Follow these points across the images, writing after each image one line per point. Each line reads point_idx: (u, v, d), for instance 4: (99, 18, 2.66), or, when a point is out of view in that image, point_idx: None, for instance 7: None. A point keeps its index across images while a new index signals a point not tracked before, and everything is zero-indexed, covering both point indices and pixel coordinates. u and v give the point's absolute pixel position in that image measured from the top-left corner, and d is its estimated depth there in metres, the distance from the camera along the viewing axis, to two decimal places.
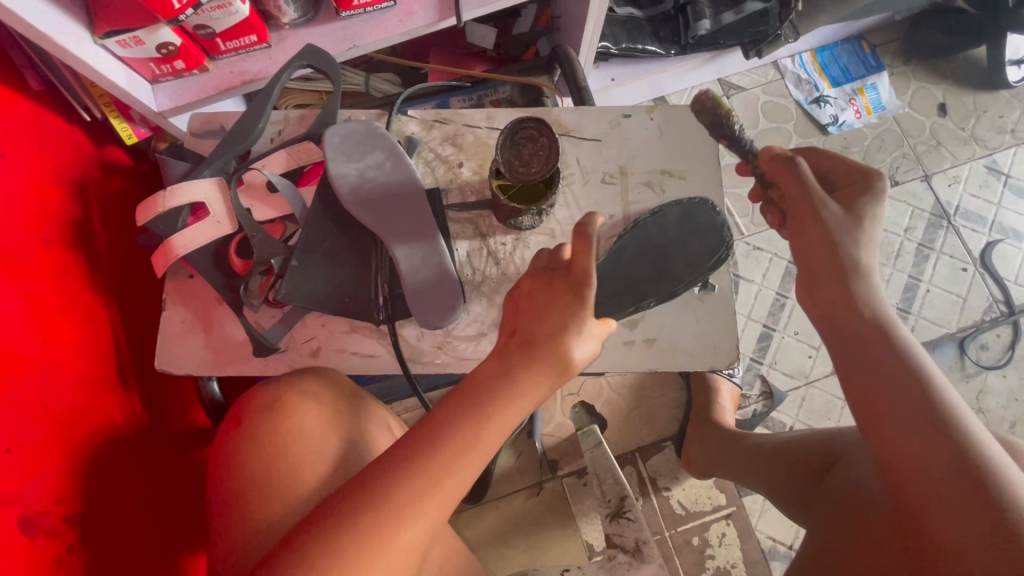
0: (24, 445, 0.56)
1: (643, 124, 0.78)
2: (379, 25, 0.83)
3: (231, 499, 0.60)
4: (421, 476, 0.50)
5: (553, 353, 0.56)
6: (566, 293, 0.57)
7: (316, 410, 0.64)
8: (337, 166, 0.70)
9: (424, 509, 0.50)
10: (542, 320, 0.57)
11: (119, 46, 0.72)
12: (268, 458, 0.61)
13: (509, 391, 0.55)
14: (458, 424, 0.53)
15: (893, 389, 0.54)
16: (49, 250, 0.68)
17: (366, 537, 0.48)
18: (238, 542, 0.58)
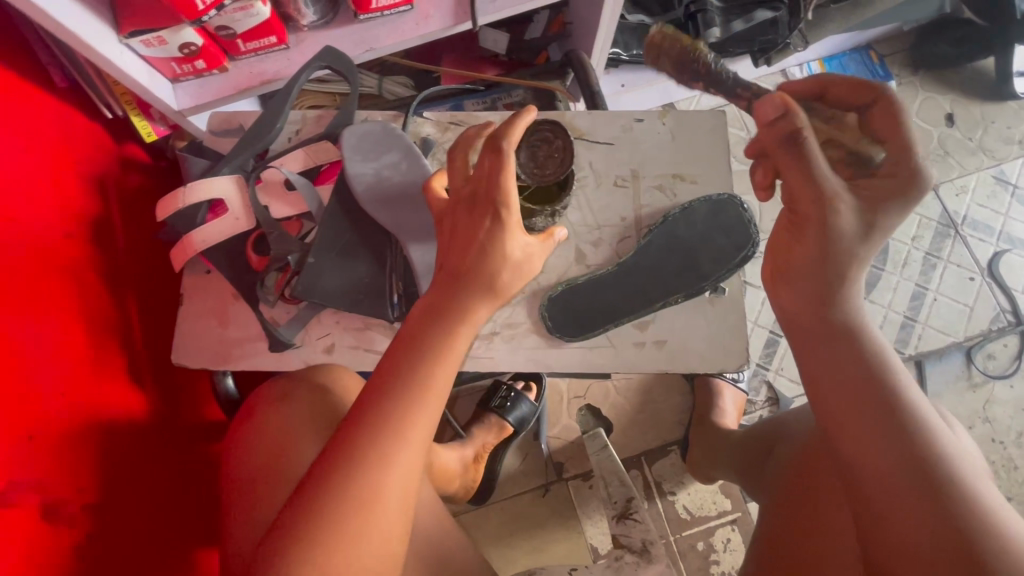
0: (45, 433, 0.57)
1: (655, 129, 0.79)
2: (395, 29, 0.85)
3: (241, 484, 0.61)
4: (392, 426, 0.49)
5: (480, 281, 0.54)
6: (485, 219, 0.54)
7: (315, 396, 0.65)
8: (355, 166, 0.72)
9: (400, 459, 0.48)
10: (467, 251, 0.55)
11: (143, 46, 0.73)
12: (273, 445, 0.62)
13: (454, 332, 0.54)
14: (422, 372, 0.52)
15: (848, 374, 0.54)
16: (71, 244, 0.69)
17: (351, 493, 0.46)
18: (246, 530, 0.58)
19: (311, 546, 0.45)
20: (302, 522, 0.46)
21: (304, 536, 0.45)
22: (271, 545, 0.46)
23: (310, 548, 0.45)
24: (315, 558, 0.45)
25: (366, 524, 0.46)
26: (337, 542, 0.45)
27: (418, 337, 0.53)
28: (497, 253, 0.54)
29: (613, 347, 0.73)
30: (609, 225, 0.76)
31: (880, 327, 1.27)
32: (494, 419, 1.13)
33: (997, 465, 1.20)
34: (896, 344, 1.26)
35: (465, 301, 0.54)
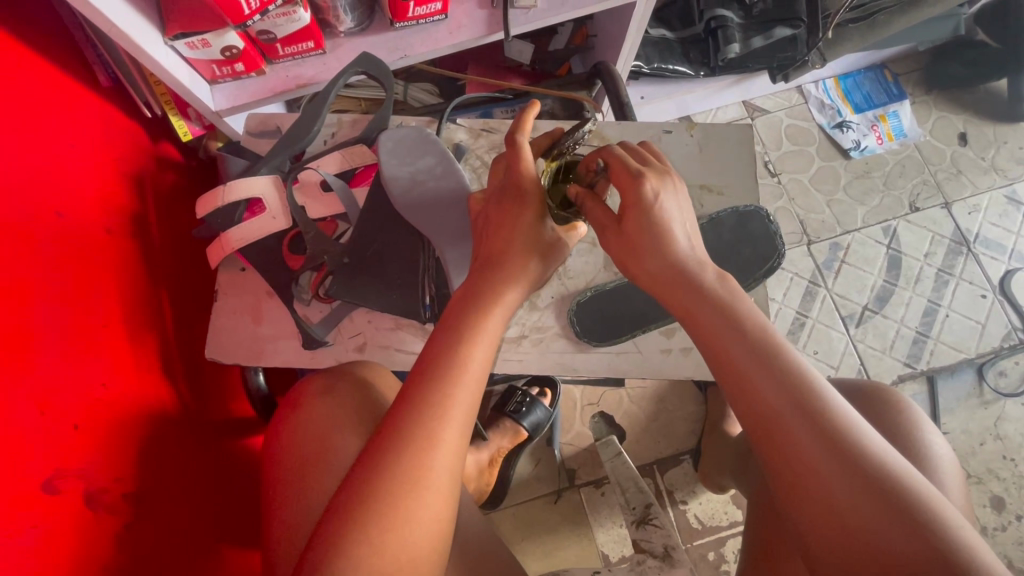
0: (88, 423, 0.58)
1: (683, 141, 0.81)
2: (429, 37, 0.87)
3: (288, 474, 0.62)
4: (435, 406, 0.50)
5: (516, 264, 0.58)
6: (522, 212, 0.60)
7: (355, 391, 0.66)
8: (391, 169, 0.73)
9: (445, 438, 0.49)
10: (499, 238, 0.60)
11: (187, 48, 0.75)
12: (320, 436, 0.63)
13: (489, 317, 0.56)
14: (463, 355, 0.53)
15: (723, 332, 0.53)
16: (113, 238, 0.70)
17: (401, 470, 0.47)
18: (294, 520, 0.59)
19: (367, 522, 0.46)
20: (358, 499, 0.47)
21: (359, 512, 0.46)
22: (330, 524, 0.47)
23: (366, 525, 0.46)
24: (372, 536, 0.45)
25: (417, 501, 0.47)
26: (392, 518, 0.46)
27: (455, 322, 0.55)
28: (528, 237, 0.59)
29: (639, 353, 0.74)
30: None
31: (893, 342, 1.28)
32: (509, 424, 1.13)
33: (1008, 482, 1.21)
34: (908, 359, 1.27)
35: (495, 281, 0.57)
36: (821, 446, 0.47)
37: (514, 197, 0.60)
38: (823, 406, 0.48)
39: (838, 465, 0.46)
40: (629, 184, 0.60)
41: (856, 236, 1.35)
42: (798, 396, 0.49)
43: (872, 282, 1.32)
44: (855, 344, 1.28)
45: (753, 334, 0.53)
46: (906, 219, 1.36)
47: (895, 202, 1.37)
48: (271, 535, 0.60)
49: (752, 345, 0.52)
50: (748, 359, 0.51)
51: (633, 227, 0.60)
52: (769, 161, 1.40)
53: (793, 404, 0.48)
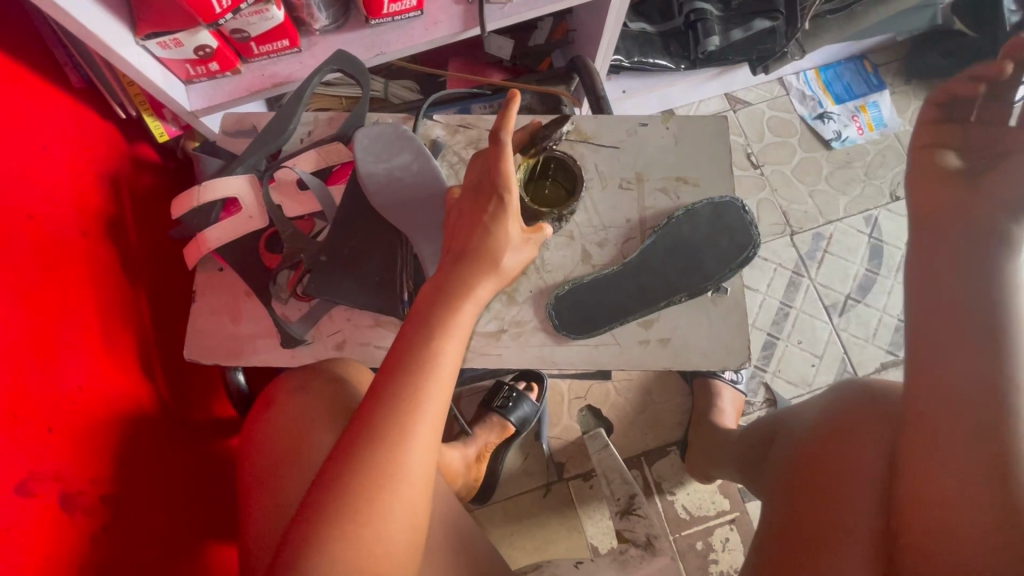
0: (63, 427, 0.58)
1: (659, 134, 0.81)
2: (405, 34, 0.86)
3: (264, 473, 0.62)
4: (409, 399, 0.50)
5: (484, 257, 0.58)
6: (491, 206, 0.60)
7: (330, 384, 0.67)
8: (367, 166, 0.73)
9: (419, 431, 0.50)
10: (471, 238, 0.59)
11: (159, 48, 0.74)
12: (294, 434, 0.64)
13: (461, 311, 0.56)
14: (434, 349, 0.53)
15: None
16: (87, 241, 0.70)
17: (374, 464, 0.48)
18: (269, 518, 0.59)
19: (341, 519, 0.46)
20: (331, 493, 0.47)
21: (332, 507, 0.46)
22: (304, 519, 0.47)
23: (341, 519, 0.46)
24: (347, 532, 0.46)
25: (390, 495, 0.47)
26: (366, 511, 0.47)
27: (427, 314, 0.55)
28: (500, 232, 0.59)
29: (617, 345, 0.75)
30: (614, 226, 0.78)
31: (876, 330, 1.30)
32: (496, 419, 1.13)
33: None
34: (891, 347, 1.28)
35: (465, 274, 0.58)
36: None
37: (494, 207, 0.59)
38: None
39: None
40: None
41: (838, 226, 1.36)
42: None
43: (854, 271, 1.33)
44: (839, 333, 1.29)
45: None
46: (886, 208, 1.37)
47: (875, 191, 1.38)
48: (248, 536, 0.60)
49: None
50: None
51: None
52: (751, 153, 1.40)
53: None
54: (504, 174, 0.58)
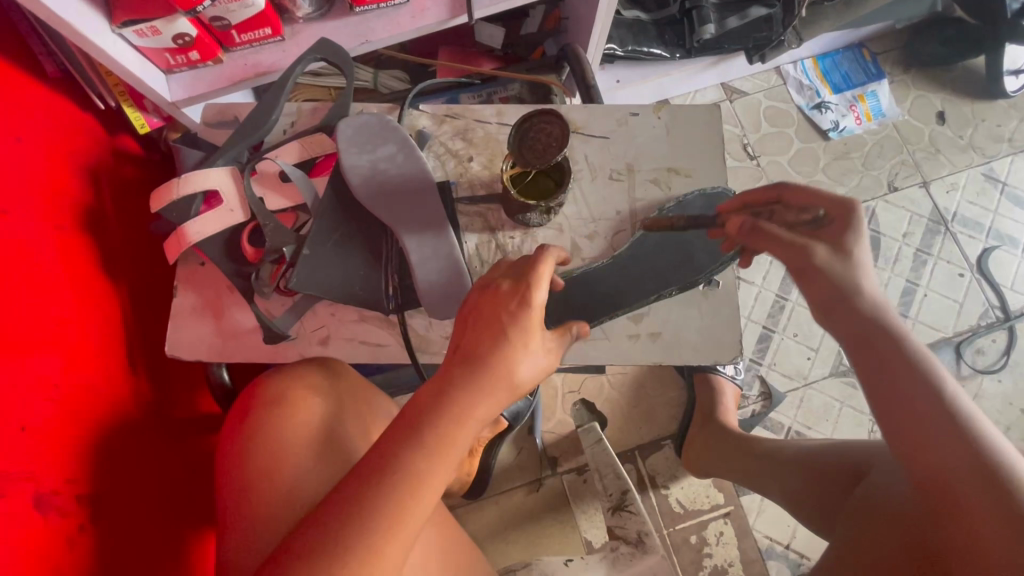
0: (38, 426, 0.56)
1: (650, 123, 0.79)
2: (391, 21, 0.84)
3: (235, 488, 0.61)
4: (419, 474, 0.52)
5: (523, 336, 0.55)
6: (531, 292, 0.55)
7: (317, 402, 0.66)
8: (350, 158, 0.71)
9: (418, 505, 0.52)
10: (506, 316, 0.55)
11: (136, 36, 0.72)
12: (270, 456, 0.61)
13: (491, 391, 0.54)
14: (455, 429, 0.54)
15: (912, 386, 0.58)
16: (65, 236, 0.68)
17: (371, 532, 0.50)
18: (238, 540, 0.58)
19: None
20: (328, 539, 0.49)
21: (328, 553, 0.49)
22: (290, 557, 0.49)
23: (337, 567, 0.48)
24: None
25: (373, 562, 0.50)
26: (362, 561, 0.49)
27: (456, 385, 0.54)
28: (540, 313, 0.56)
29: (607, 339, 0.74)
30: (604, 218, 0.77)
31: None
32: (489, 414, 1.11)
33: None
34: None
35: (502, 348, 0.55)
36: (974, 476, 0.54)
37: (518, 293, 0.56)
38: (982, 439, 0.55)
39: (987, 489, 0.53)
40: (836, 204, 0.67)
41: None
42: (957, 428, 0.56)
43: None
44: None
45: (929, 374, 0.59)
46: (884, 199, 1.35)
47: (873, 182, 1.36)
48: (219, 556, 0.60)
49: (924, 381, 0.58)
50: (920, 394, 0.58)
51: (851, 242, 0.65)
52: (748, 144, 1.38)
53: (953, 437, 0.55)
54: (542, 272, 0.57)
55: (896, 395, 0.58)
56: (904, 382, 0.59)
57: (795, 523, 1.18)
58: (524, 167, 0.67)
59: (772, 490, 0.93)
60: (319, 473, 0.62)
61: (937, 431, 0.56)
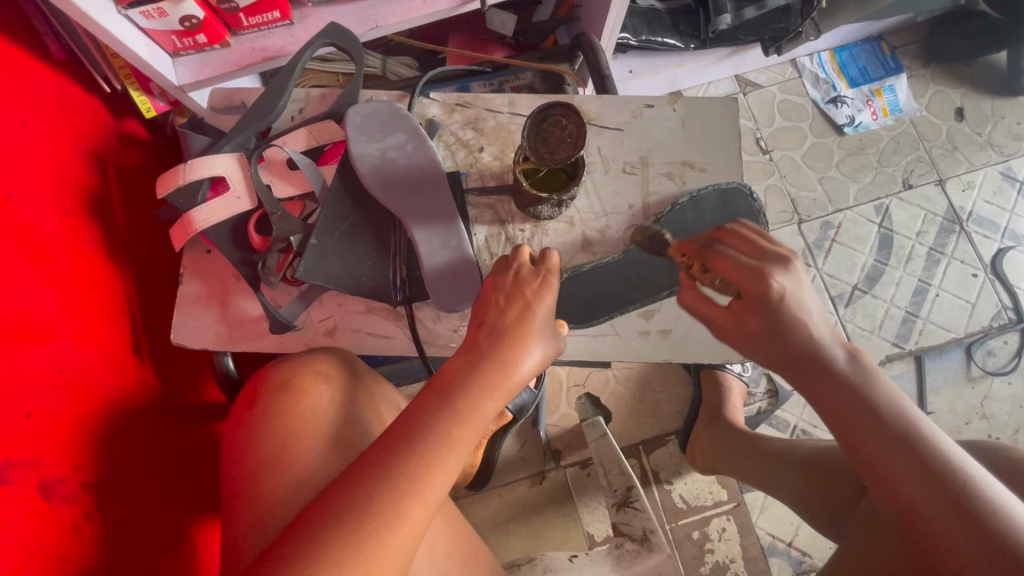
0: (44, 412, 0.56)
1: (666, 115, 0.77)
2: (402, 7, 0.82)
3: (241, 476, 0.60)
4: (440, 443, 0.53)
5: (538, 318, 0.60)
6: (534, 281, 0.62)
7: (326, 389, 0.65)
8: (359, 146, 0.70)
9: (438, 476, 0.52)
10: (511, 308, 0.60)
11: (142, 17, 0.70)
12: (280, 441, 0.61)
13: (507, 368, 0.58)
14: (474, 402, 0.56)
15: (857, 413, 0.53)
16: (70, 221, 0.68)
17: (390, 501, 0.49)
18: (249, 524, 0.57)
19: (347, 546, 0.47)
20: (343, 508, 0.49)
21: (342, 524, 0.48)
22: (303, 529, 0.48)
23: (350, 539, 0.47)
24: (343, 558, 0.47)
25: (393, 533, 0.49)
26: (380, 531, 0.48)
27: (474, 362, 0.58)
28: (547, 300, 0.61)
29: (618, 335, 0.73)
30: (616, 212, 0.75)
31: (882, 322, 1.27)
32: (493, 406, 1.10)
33: None
34: (897, 339, 1.26)
35: (513, 329, 0.59)
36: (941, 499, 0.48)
37: (540, 276, 0.62)
38: (935, 455, 0.50)
39: (955, 513, 0.47)
40: (752, 279, 0.59)
41: (847, 214, 1.32)
42: (909, 447, 0.51)
43: (863, 262, 1.30)
44: (844, 324, 1.27)
45: (870, 392, 0.54)
46: (898, 196, 1.33)
47: (888, 178, 1.34)
48: (227, 542, 0.59)
49: (865, 403, 0.54)
50: (860, 418, 0.53)
51: (757, 323, 0.60)
52: (761, 138, 1.36)
53: (905, 456, 0.50)
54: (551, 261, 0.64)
55: (845, 427, 0.54)
56: (854, 411, 0.54)
57: (799, 521, 1.17)
58: (537, 165, 0.66)
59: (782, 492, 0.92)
60: (327, 460, 0.61)
61: (888, 456, 0.51)
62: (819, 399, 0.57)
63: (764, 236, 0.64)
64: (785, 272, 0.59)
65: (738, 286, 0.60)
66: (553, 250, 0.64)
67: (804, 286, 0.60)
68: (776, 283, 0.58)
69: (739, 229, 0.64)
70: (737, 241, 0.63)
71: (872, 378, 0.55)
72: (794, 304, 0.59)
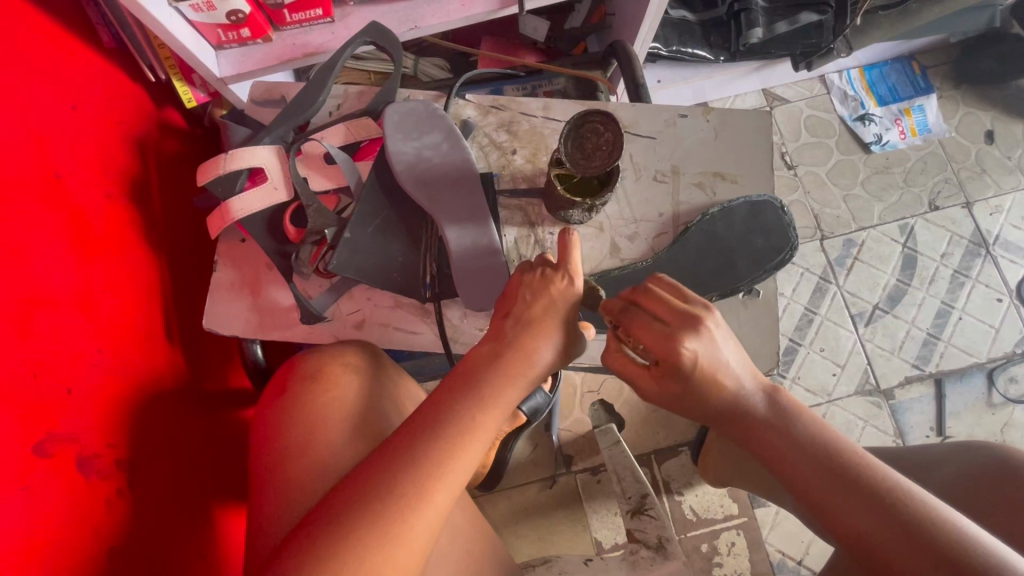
0: (84, 387, 0.58)
1: (699, 126, 0.78)
2: (441, 8, 0.84)
3: (269, 460, 0.61)
4: (465, 430, 0.54)
5: (562, 316, 0.61)
6: (559, 281, 0.62)
7: (353, 378, 0.66)
8: (396, 144, 0.71)
9: (462, 463, 0.53)
10: (535, 305, 0.61)
11: (192, 10, 0.72)
12: (307, 428, 0.62)
13: (530, 362, 0.59)
14: (498, 393, 0.57)
15: (790, 453, 0.50)
16: (112, 204, 0.69)
17: (414, 485, 0.50)
18: (278, 509, 0.58)
19: (373, 531, 0.48)
20: (367, 492, 0.49)
21: (366, 504, 0.49)
22: (329, 510, 0.49)
23: (375, 521, 0.48)
24: (366, 542, 0.47)
25: (418, 517, 0.49)
26: (405, 514, 0.49)
27: (498, 355, 0.59)
28: (573, 299, 0.62)
29: None
30: (645, 219, 0.76)
31: (902, 343, 1.26)
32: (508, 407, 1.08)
33: None
34: (917, 361, 1.25)
35: (539, 324, 0.60)
36: (888, 527, 0.45)
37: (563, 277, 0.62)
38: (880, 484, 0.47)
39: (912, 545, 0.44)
40: (664, 346, 0.54)
41: (871, 233, 1.31)
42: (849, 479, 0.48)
43: (885, 281, 1.29)
44: (863, 343, 1.26)
45: (796, 428, 0.51)
46: (924, 217, 1.32)
47: (913, 199, 1.33)
48: (252, 521, 0.60)
49: (793, 437, 0.51)
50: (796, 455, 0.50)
51: (675, 386, 0.55)
52: (786, 152, 1.36)
53: (842, 486, 0.47)
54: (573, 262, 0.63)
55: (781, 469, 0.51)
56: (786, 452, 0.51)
57: (809, 538, 1.16)
58: (572, 171, 0.66)
59: None
60: (353, 445, 0.62)
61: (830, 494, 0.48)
62: (751, 443, 0.53)
63: (679, 293, 0.58)
64: (696, 337, 0.54)
65: (652, 352, 0.55)
66: (570, 231, 0.62)
67: (720, 349, 0.54)
68: (685, 350, 0.53)
69: (654, 286, 0.59)
70: (649, 304, 0.57)
71: (793, 413, 0.53)
72: (710, 366, 0.53)
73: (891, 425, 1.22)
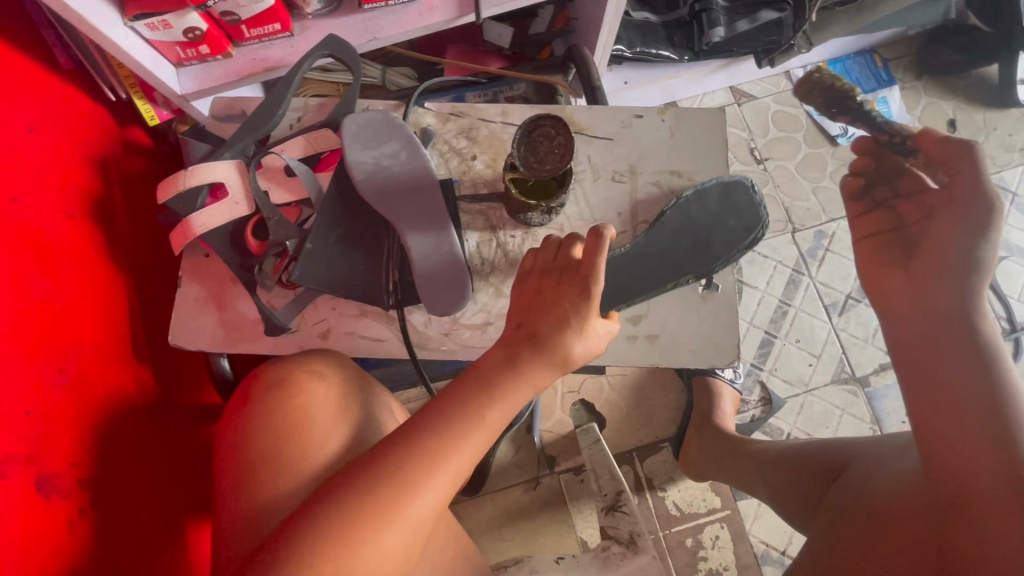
0: (45, 408, 0.58)
1: (655, 126, 0.79)
2: (399, 19, 0.85)
3: (234, 469, 0.62)
4: (443, 444, 0.55)
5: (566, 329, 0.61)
6: (571, 293, 0.61)
7: (322, 388, 0.66)
8: (355, 154, 0.72)
9: (438, 478, 0.54)
10: (548, 317, 0.61)
11: (148, 29, 0.72)
12: (273, 436, 0.62)
13: (522, 376, 0.59)
14: (484, 408, 0.58)
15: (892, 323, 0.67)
16: (73, 224, 0.70)
17: (387, 499, 0.52)
18: (241, 518, 0.59)
19: (345, 541, 0.50)
20: (343, 504, 0.51)
21: (342, 514, 0.51)
22: (306, 518, 0.51)
23: (349, 530, 0.50)
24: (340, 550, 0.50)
25: (388, 529, 0.51)
26: (378, 526, 0.51)
27: (491, 370, 0.60)
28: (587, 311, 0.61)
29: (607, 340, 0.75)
30: (605, 220, 0.77)
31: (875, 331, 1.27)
32: None
33: None
34: None
35: (543, 338, 0.61)
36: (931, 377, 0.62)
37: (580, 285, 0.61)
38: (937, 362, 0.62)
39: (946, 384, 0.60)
40: None
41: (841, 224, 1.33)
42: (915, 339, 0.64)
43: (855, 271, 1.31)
44: (838, 333, 1.27)
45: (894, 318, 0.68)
46: None
47: None
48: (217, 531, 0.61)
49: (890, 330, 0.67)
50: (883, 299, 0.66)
51: None
52: (755, 148, 1.38)
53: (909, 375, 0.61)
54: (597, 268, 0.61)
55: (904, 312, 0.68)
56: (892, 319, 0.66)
57: (790, 529, 1.17)
58: (526, 174, 0.67)
59: (761, 488, 0.94)
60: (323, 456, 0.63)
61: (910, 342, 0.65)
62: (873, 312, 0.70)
63: None
64: None
65: None
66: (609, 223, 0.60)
67: None
68: None
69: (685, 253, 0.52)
70: None
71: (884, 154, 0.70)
72: None
73: (867, 412, 1.24)
